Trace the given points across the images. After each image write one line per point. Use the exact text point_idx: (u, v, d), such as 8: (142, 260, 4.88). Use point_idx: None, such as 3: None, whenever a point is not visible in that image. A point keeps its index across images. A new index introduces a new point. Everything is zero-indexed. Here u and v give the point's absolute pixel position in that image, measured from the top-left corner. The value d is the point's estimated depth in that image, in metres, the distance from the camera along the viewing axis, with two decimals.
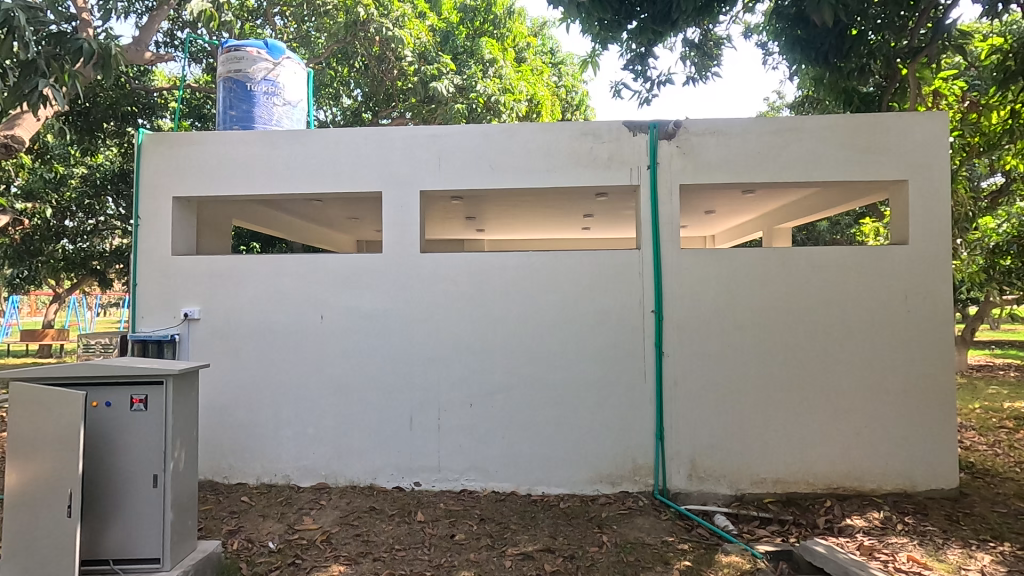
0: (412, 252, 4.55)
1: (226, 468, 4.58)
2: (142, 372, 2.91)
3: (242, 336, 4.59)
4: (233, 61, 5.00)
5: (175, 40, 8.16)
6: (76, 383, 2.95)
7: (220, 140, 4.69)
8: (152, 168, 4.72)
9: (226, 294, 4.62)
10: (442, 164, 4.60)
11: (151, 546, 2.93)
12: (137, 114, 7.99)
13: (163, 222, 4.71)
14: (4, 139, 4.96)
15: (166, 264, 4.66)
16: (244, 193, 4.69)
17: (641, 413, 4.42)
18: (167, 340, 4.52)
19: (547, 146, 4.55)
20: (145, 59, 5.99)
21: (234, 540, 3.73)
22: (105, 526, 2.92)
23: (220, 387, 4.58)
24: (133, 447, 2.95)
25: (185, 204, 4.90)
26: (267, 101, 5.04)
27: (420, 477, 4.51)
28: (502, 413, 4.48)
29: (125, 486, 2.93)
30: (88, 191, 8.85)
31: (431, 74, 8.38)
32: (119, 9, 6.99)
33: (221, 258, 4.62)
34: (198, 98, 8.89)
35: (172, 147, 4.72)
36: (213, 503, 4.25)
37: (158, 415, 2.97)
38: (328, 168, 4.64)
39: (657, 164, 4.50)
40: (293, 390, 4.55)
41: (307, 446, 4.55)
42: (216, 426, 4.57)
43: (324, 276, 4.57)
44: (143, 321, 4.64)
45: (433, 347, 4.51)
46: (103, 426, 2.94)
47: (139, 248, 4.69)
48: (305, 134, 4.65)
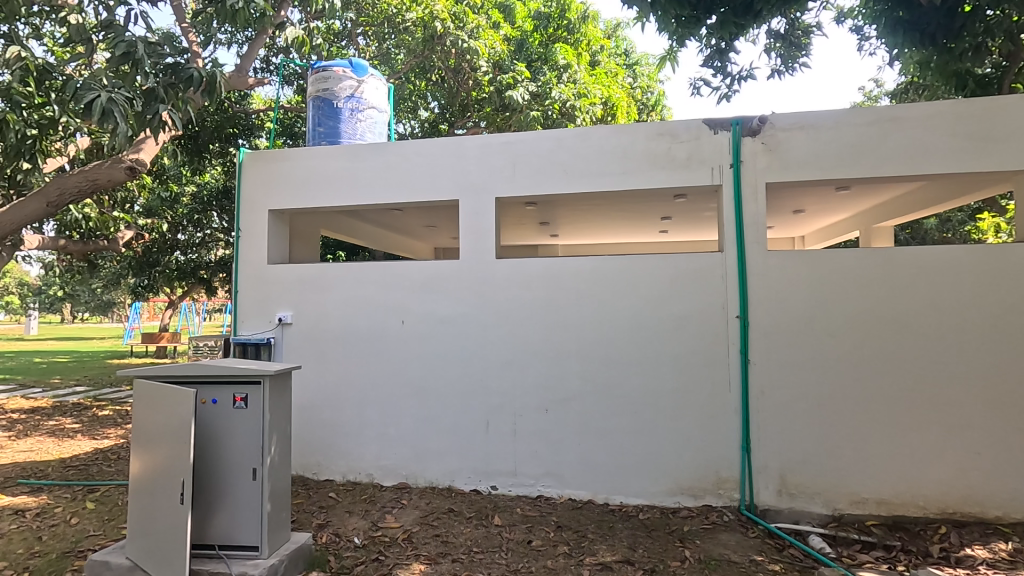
0: (487, 259, 4.61)
1: (315, 465, 4.85)
2: (243, 372, 3.14)
3: (329, 340, 4.85)
4: (322, 81, 5.28)
5: (270, 65, 8.82)
6: (188, 381, 3.24)
7: (308, 157, 5.00)
8: (250, 184, 5.11)
9: (315, 300, 4.91)
10: (516, 170, 4.64)
11: (251, 534, 3.15)
12: (238, 135, 8.86)
13: (260, 233, 5.08)
14: (130, 162, 5.26)
15: (263, 272, 5.03)
16: (332, 206, 4.96)
17: (724, 424, 4.22)
18: (263, 344, 4.88)
19: (623, 148, 4.47)
20: (246, 84, 6.45)
21: (324, 533, 3.92)
22: (211, 513, 3.18)
23: (309, 389, 4.86)
24: (236, 442, 3.18)
25: (280, 217, 5.27)
26: (351, 117, 5.33)
27: (497, 480, 4.54)
28: (578, 420, 4.43)
29: (228, 476, 3.17)
30: (197, 208, 9.60)
31: (506, 83, 8.60)
32: (223, 40, 7.63)
33: (310, 265, 4.92)
34: (290, 117, 9.47)
35: (268, 163, 5.09)
36: (305, 497, 4.50)
37: (256, 411, 3.19)
38: (407, 178, 4.81)
39: (740, 162, 4.30)
40: (376, 392, 4.75)
41: (389, 446, 4.72)
42: (307, 424, 4.86)
43: (404, 282, 4.74)
44: (243, 325, 5.04)
45: (508, 352, 4.55)
46: (212, 423, 3.20)
47: (239, 258, 5.08)
48: (386, 147, 4.86)
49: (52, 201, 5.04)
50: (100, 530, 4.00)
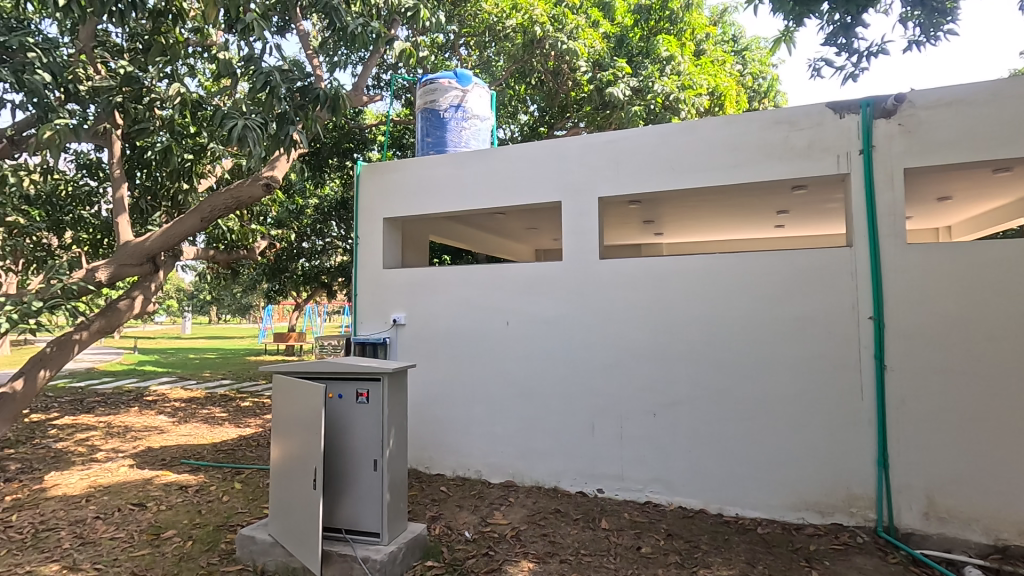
0: (590, 260, 4.58)
1: (427, 459, 5.10)
2: (364, 369, 3.37)
3: (439, 341, 5.08)
4: (429, 93, 5.58)
5: (382, 82, 9.42)
6: (318, 377, 3.55)
7: (418, 167, 5.27)
8: (366, 194, 5.49)
9: (426, 302, 5.16)
10: (620, 169, 4.56)
11: (373, 521, 3.37)
12: (353, 149, 9.77)
13: (376, 240, 5.43)
14: (267, 179, 5.89)
15: (379, 276, 5.38)
16: (440, 212, 5.19)
17: (856, 435, 3.84)
18: (380, 343, 5.23)
19: (734, 139, 4.22)
20: (362, 101, 6.94)
21: (437, 525, 4.10)
22: (338, 499, 3.45)
23: (421, 386, 5.12)
24: (359, 434, 3.43)
25: (393, 224, 5.60)
26: (456, 125, 5.55)
27: (603, 483, 4.49)
28: (687, 425, 4.25)
29: (353, 466, 3.42)
30: (319, 219, 10.40)
31: (606, 80, 8.49)
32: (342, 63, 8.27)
33: (420, 269, 5.18)
34: (399, 129, 10.04)
35: (382, 174, 5.43)
36: (418, 489, 4.74)
37: (376, 406, 3.41)
38: (510, 182, 4.91)
39: (872, 147, 3.89)
40: (482, 391, 4.88)
41: (495, 444, 4.84)
42: (419, 420, 5.12)
43: (508, 284, 4.84)
44: (361, 326, 5.42)
45: (612, 353, 4.48)
46: (339, 416, 3.47)
47: (358, 263, 5.48)
48: (490, 153, 4.99)
49: (205, 216, 5.73)
50: (246, 508, 4.50)
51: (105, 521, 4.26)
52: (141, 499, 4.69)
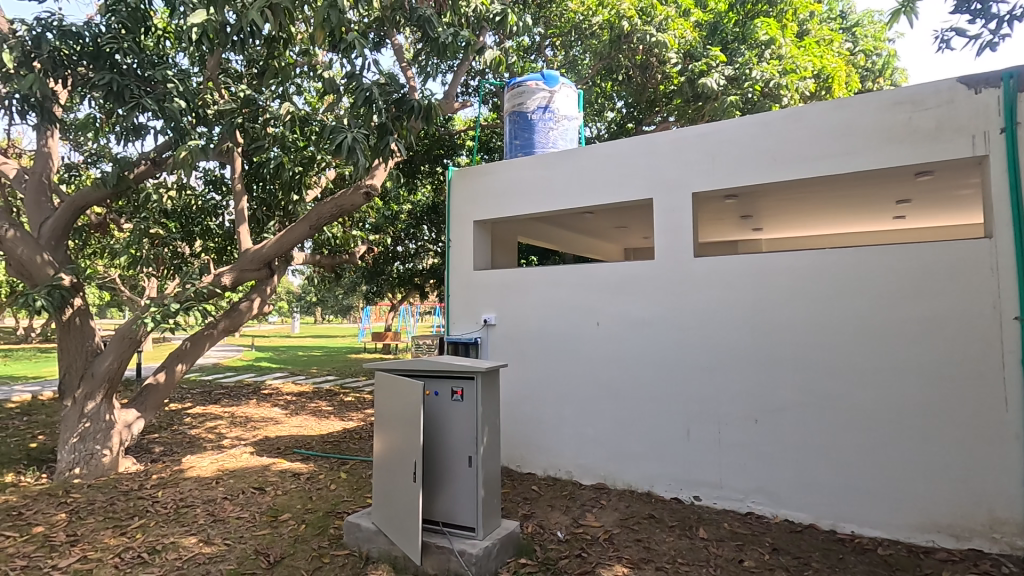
0: (684, 258, 4.42)
1: (518, 458, 5.17)
2: (459, 368, 3.48)
3: (529, 341, 5.12)
4: (517, 96, 5.64)
5: (470, 88, 9.66)
6: (416, 374, 3.71)
7: (506, 170, 5.36)
8: (458, 198, 5.66)
9: (516, 303, 5.23)
10: (715, 162, 4.35)
11: (468, 516, 3.47)
12: (443, 155, 10.17)
13: (467, 242, 5.59)
14: (366, 188, 6.12)
15: (470, 278, 5.53)
16: (529, 213, 5.23)
17: (999, 452, 3.39)
18: (471, 343, 5.38)
19: (846, 124, 3.89)
20: (452, 109, 7.16)
21: (529, 523, 4.14)
22: (436, 493, 3.58)
23: (512, 385, 5.19)
24: (454, 430, 3.54)
25: (484, 227, 5.73)
26: (544, 126, 5.58)
27: (700, 491, 4.31)
28: (794, 433, 3.97)
29: (449, 461, 3.54)
30: (412, 224, 10.85)
31: (699, 71, 8.14)
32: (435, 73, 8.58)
33: (510, 270, 5.25)
34: (487, 134, 10.26)
35: (473, 178, 5.57)
36: (510, 487, 4.82)
37: (471, 404, 3.50)
38: (599, 180, 4.85)
39: (1016, 125, 3.43)
40: (573, 392, 4.87)
41: (586, 446, 4.80)
42: (511, 419, 5.20)
43: (598, 284, 4.78)
44: (454, 326, 5.59)
45: (709, 355, 4.29)
46: (436, 412, 3.61)
47: (451, 265, 5.66)
48: (578, 152, 4.97)
49: (312, 224, 6.18)
50: (351, 497, 4.80)
51: (232, 502, 4.72)
52: (261, 484, 5.15)
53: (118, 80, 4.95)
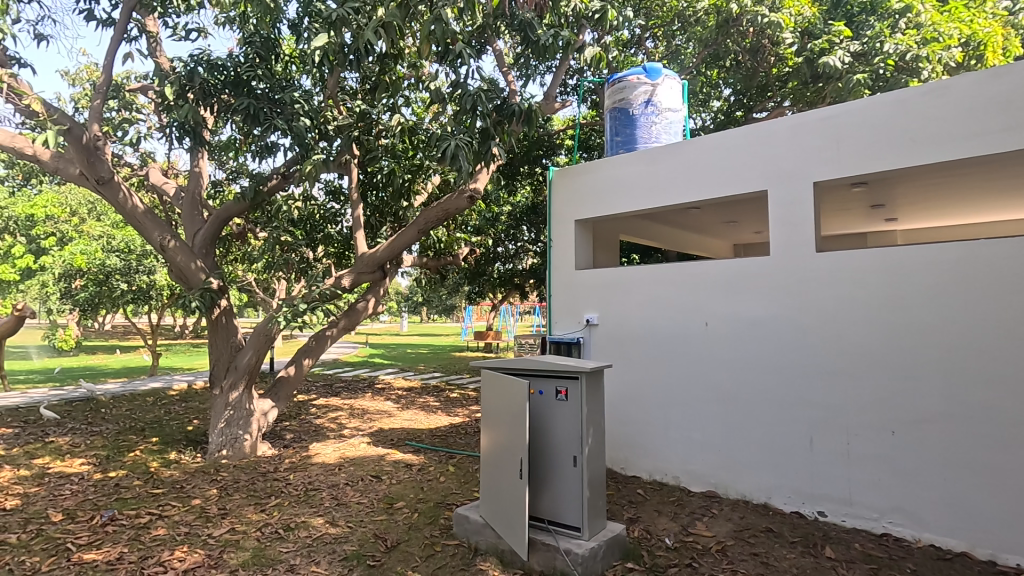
0: (804, 253, 4.09)
1: (623, 460, 5.08)
2: (563, 367, 3.49)
3: (633, 341, 5.02)
4: (617, 93, 5.54)
5: (569, 87, 9.63)
6: (521, 373, 3.78)
7: (608, 167, 5.28)
8: (559, 198, 5.68)
9: (619, 302, 5.14)
10: (840, 148, 3.98)
11: (574, 516, 3.46)
12: (542, 155, 10.20)
13: (569, 242, 5.59)
14: (470, 192, 6.37)
15: (571, 277, 5.52)
16: (632, 211, 5.12)
17: None
18: (574, 342, 5.37)
19: (1005, 95, 3.34)
20: (552, 109, 7.18)
21: (635, 528, 4.04)
22: (541, 490, 3.62)
23: (616, 386, 5.12)
24: (559, 429, 3.56)
25: (586, 226, 5.70)
26: (646, 121, 5.43)
27: (826, 506, 3.95)
28: (941, 448, 3.51)
29: (554, 460, 3.56)
30: (512, 225, 11.04)
31: (819, 49, 7.47)
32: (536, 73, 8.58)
33: (613, 270, 5.18)
34: (586, 132, 10.17)
35: (574, 177, 5.56)
36: (615, 489, 4.75)
37: (575, 404, 3.50)
38: (707, 174, 4.63)
39: None
40: (680, 394, 4.69)
41: (695, 451, 4.60)
42: (615, 420, 5.13)
43: (707, 282, 4.57)
44: (556, 326, 5.62)
45: (835, 358, 3.93)
46: (541, 411, 3.64)
47: (552, 265, 5.69)
48: (683, 145, 4.78)
49: (421, 228, 6.50)
50: (459, 490, 4.99)
51: (353, 488, 5.10)
52: (378, 472, 5.51)
53: (254, 104, 5.51)
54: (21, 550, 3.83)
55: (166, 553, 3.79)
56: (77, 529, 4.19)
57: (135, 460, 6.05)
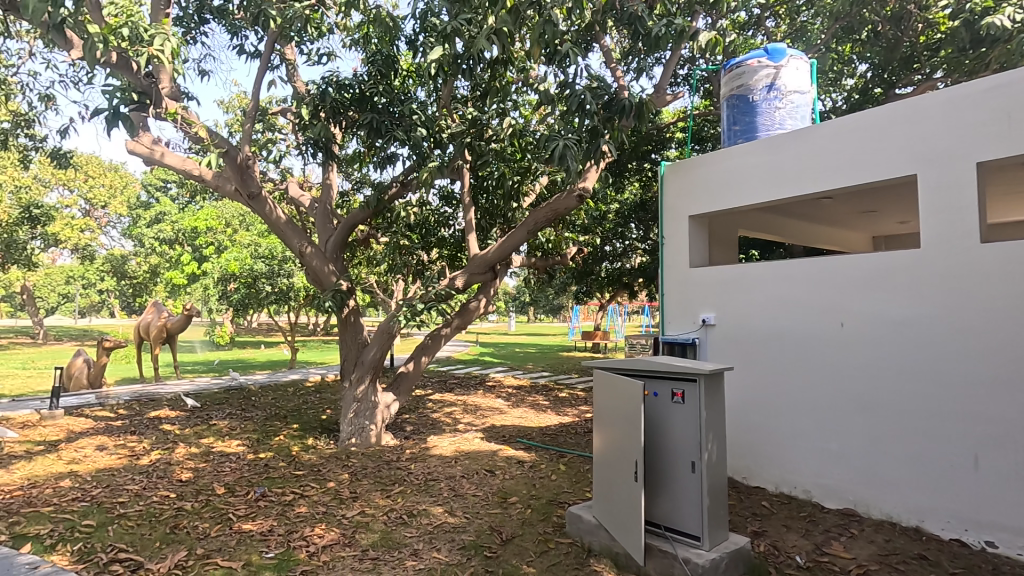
0: (964, 244, 3.57)
1: (745, 468, 4.78)
2: (681, 368, 3.37)
3: (755, 342, 4.71)
4: (735, 79, 5.20)
5: (680, 78, 9.27)
6: (634, 374, 3.70)
7: (725, 159, 5.00)
8: (670, 193, 5.49)
9: (738, 301, 4.85)
10: (1012, 121, 3.42)
11: (692, 524, 3.32)
12: (650, 150, 10.00)
13: (682, 239, 5.37)
14: (580, 191, 6.33)
15: (685, 275, 5.31)
16: (752, 204, 4.80)
17: None
18: (688, 344, 5.16)
19: None
20: (664, 102, 6.93)
21: (761, 542, 3.78)
22: (657, 495, 3.52)
23: (736, 390, 4.84)
24: (675, 433, 3.44)
25: (701, 222, 5.44)
26: (768, 107, 5.07)
27: (996, 537, 3.41)
28: None
29: (670, 465, 3.45)
30: (620, 223, 10.84)
31: (981, 9, 6.48)
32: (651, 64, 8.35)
33: (731, 267, 4.90)
34: (699, 123, 9.71)
35: (687, 172, 5.34)
36: (736, 499, 4.48)
37: (694, 407, 3.35)
38: (841, 160, 4.21)
39: None
40: (810, 401, 4.32)
41: (829, 464, 4.20)
42: (735, 426, 4.85)
43: (841, 279, 4.16)
44: (669, 326, 5.45)
45: (1006, 366, 3.38)
46: (656, 413, 3.55)
47: (665, 263, 5.52)
48: (812, 130, 4.39)
49: (530, 229, 6.59)
50: (571, 489, 5.00)
51: (469, 480, 5.31)
52: (491, 467, 5.68)
53: (377, 118, 5.97)
54: (195, 516, 4.45)
55: (308, 528, 4.20)
56: (236, 501, 4.78)
57: (280, 444, 6.77)
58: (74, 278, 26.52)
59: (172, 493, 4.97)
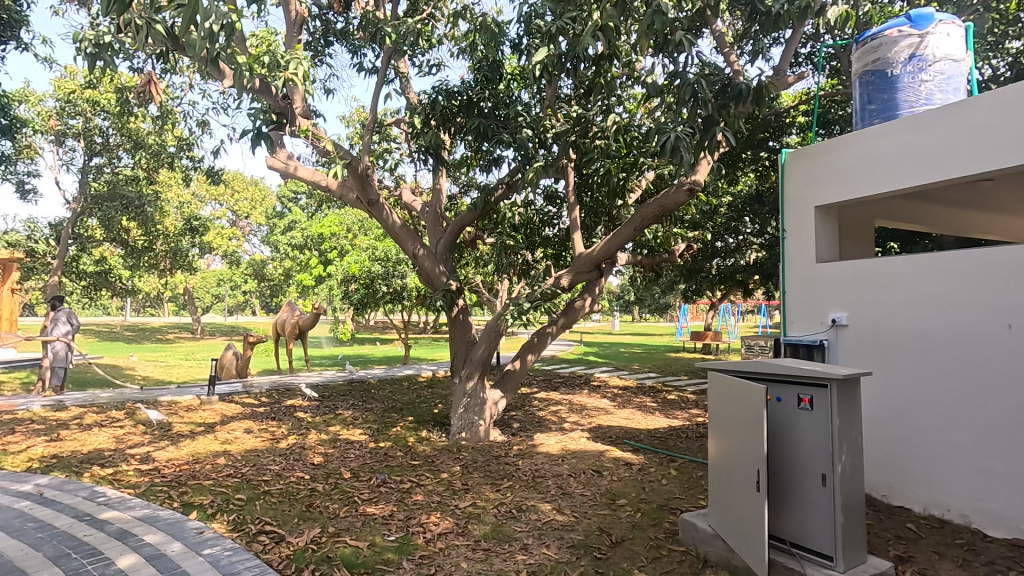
0: None
1: (885, 486, 4.29)
2: (809, 372, 3.10)
3: (896, 345, 4.22)
4: (870, 52, 4.69)
5: (802, 58, 8.56)
6: (755, 377, 3.48)
7: (858, 142, 4.52)
8: (793, 183, 5.09)
9: (875, 299, 4.38)
10: None
11: (824, 542, 3.05)
12: (768, 138, 9.34)
13: (807, 232, 4.96)
14: (690, 184, 5.99)
15: (811, 271, 4.90)
16: (891, 190, 4.29)
17: None
18: (816, 345, 4.78)
19: None
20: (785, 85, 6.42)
21: (906, 568, 3.37)
22: (782, 507, 3.28)
23: (874, 398, 4.37)
24: (802, 442, 3.18)
25: (829, 213, 4.97)
26: (912, 80, 4.51)
27: None
28: None
29: (798, 476, 3.19)
30: (734, 217, 10.23)
31: None
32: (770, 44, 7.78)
33: (866, 261, 4.43)
34: (824, 104, 8.89)
35: (811, 159, 4.92)
36: (875, 519, 4.04)
37: (824, 415, 3.08)
38: (1007, 134, 3.62)
39: None
40: (968, 413, 3.77)
41: (994, 487, 3.63)
42: (873, 437, 4.38)
43: (1008, 272, 3.59)
44: (793, 326, 5.10)
45: None
46: (780, 420, 3.31)
47: (787, 259, 5.14)
48: (967, 103, 3.83)
49: (636, 226, 6.42)
50: (683, 495, 4.81)
51: (576, 479, 5.29)
52: (598, 468, 5.62)
53: (483, 123, 6.15)
54: (326, 497, 4.87)
55: (424, 516, 4.43)
56: (360, 486, 5.17)
57: (397, 434, 7.21)
58: (223, 281, 30.14)
59: (306, 474, 5.48)
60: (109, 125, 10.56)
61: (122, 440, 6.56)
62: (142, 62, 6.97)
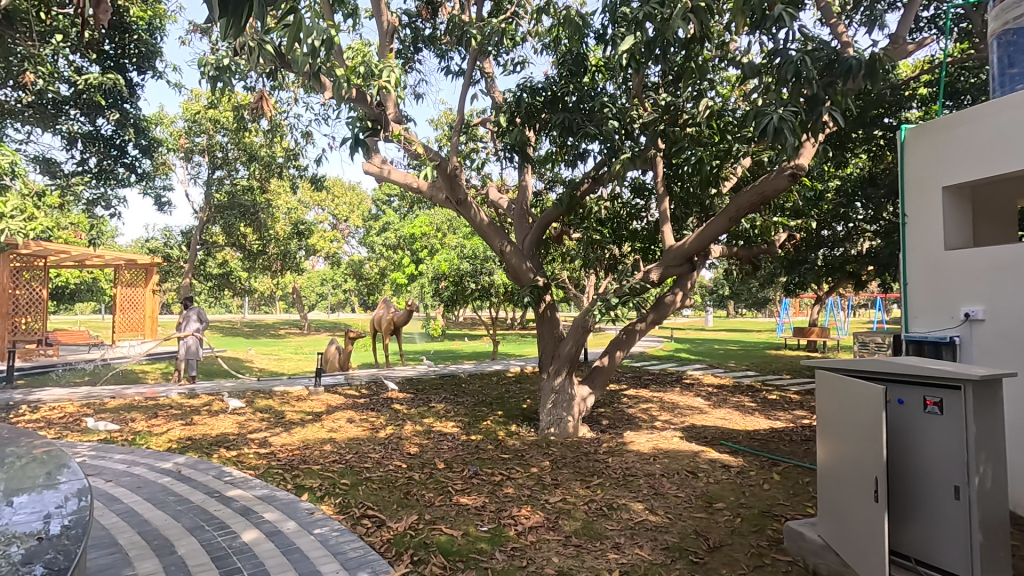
0: None
1: None
2: (938, 372, 2.79)
3: None
4: (1013, 9, 4.14)
5: (923, 22, 7.70)
6: (872, 377, 3.19)
7: (995, 112, 3.98)
8: (914, 163, 4.60)
9: (1019, 290, 3.84)
10: None
11: (957, 562, 2.72)
12: (883, 114, 8.48)
13: (932, 217, 4.46)
14: (792, 169, 5.59)
15: (938, 260, 4.40)
16: None
17: None
18: (945, 343, 4.21)
19: None
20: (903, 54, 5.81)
21: None
22: (905, 520, 2.97)
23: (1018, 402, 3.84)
24: (930, 450, 2.86)
25: (960, 194, 4.43)
26: None
27: None
28: None
29: (925, 487, 2.88)
30: (843, 202, 9.43)
31: None
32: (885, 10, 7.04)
33: (1006, 247, 3.91)
34: (952, 72, 7.94)
35: (936, 134, 4.40)
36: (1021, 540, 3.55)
37: (957, 420, 2.75)
38: None
39: None
40: None
41: None
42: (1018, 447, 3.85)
43: None
44: (915, 322, 4.61)
45: None
46: (903, 425, 3.01)
47: (908, 248, 4.66)
48: None
49: (731, 216, 6.07)
50: (788, 502, 4.51)
51: (669, 479, 5.13)
52: (693, 468, 5.42)
53: (569, 117, 6.10)
54: (422, 485, 5.09)
55: (515, 509, 4.51)
56: (454, 476, 5.35)
57: (487, 428, 7.37)
58: (326, 281, 32.33)
59: (403, 463, 5.76)
60: (228, 140, 11.65)
61: (244, 426, 7.26)
62: (254, 82, 7.63)
